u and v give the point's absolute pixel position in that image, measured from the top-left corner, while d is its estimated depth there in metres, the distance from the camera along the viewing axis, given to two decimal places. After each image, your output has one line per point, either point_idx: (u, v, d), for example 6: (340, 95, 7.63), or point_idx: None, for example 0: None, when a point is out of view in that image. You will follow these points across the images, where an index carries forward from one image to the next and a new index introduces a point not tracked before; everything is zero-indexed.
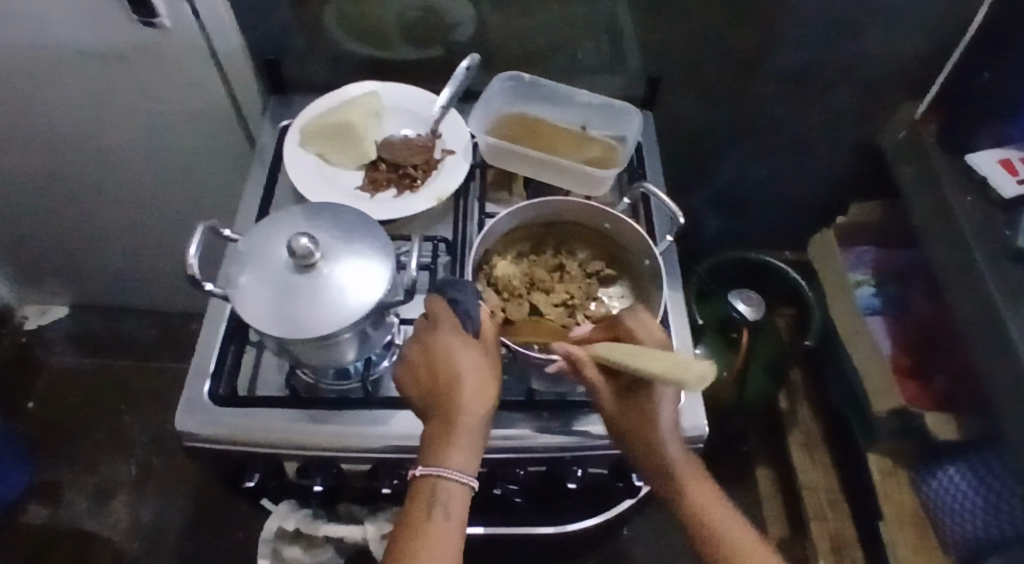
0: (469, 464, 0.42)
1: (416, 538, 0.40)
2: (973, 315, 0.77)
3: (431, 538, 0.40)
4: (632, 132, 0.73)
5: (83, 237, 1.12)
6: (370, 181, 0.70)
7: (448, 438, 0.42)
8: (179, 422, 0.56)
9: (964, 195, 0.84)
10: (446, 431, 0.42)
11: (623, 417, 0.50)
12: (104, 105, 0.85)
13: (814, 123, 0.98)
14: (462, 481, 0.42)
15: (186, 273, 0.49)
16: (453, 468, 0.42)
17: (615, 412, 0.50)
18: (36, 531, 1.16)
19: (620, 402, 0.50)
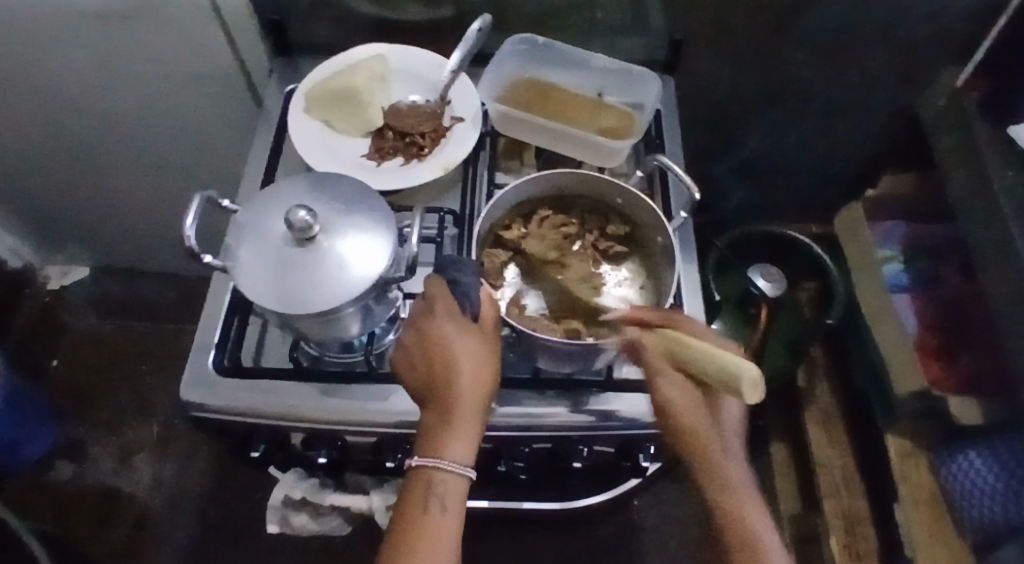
0: (466, 454, 0.42)
1: (414, 531, 0.40)
2: (1008, 298, 0.73)
3: (427, 531, 0.40)
4: (650, 98, 0.70)
5: (99, 200, 1.13)
6: (377, 149, 0.68)
7: (445, 429, 0.42)
8: (184, 394, 0.57)
9: (1004, 167, 0.78)
10: (444, 422, 0.42)
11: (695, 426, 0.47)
12: (109, 66, 0.84)
13: (847, 88, 0.92)
14: (459, 471, 0.41)
15: (183, 244, 0.48)
16: (451, 459, 0.41)
17: (693, 423, 0.47)
18: (63, 486, 1.20)
19: (693, 413, 0.47)
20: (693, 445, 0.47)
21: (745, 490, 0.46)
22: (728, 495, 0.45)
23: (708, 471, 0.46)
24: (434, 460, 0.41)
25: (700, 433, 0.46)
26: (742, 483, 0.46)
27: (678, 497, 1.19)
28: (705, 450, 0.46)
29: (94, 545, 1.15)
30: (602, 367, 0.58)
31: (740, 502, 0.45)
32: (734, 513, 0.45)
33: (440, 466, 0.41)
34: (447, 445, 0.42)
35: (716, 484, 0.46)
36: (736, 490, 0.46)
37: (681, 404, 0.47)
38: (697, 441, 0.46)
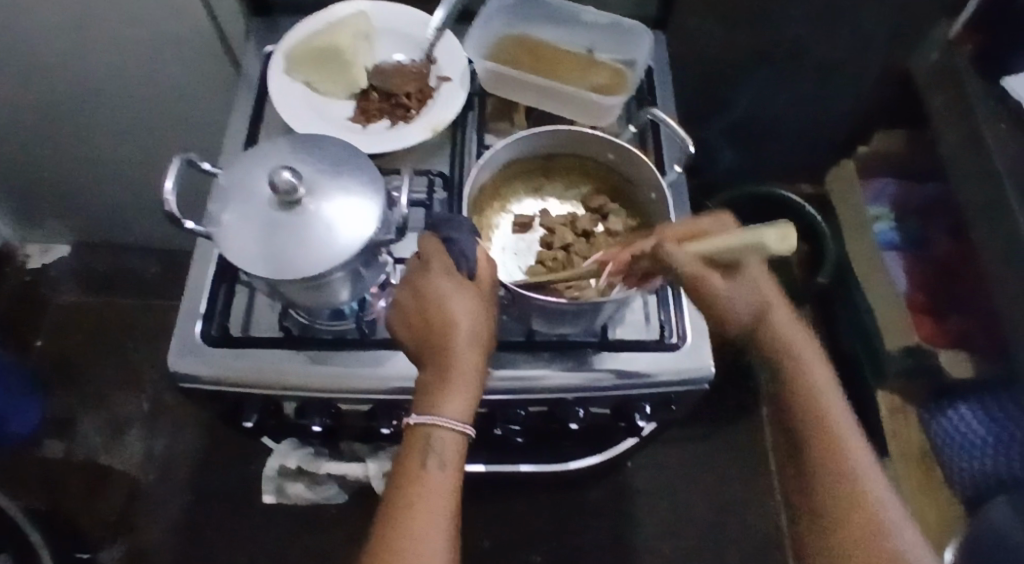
0: (464, 413, 0.41)
1: (412, 487, 0.40)
2: (999, 253, 0.73)
3: (425, 488, 0.40)
4: (642, 55, 0.68)
5: (74, 174, 1.09)
6: (361, 111, 0.66)
7: (442, 386, 0.41)
8: (171, 363, 0.55)
9: (997, 121, 0.77)
10: (441, 379, 0.42)
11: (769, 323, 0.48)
12: (77, 30, 0.80)
13: (840, 44, 0.91)
14: (457, 430, 0.41)
15: (163, 209, 0.46)
16: (449, 417, 0.41)
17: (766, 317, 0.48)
18: (53, 463, 1.20)
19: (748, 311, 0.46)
20: (775, 350, 0.48)
21: (835, 400, 0.47)
22: (812, 401, 0.47)
23: (791, 374, 0.48)
24: (431, 418, 0.41)
25: (780, 330, 0.48)
26: (829, 390, 0.47)
27: (670, 458, 1.20)
28: (794, 356, 0.48)
29: (88, 521, 1.15)
30: (597, 327, 0.58)
31: (825, 410, 0.47)
32: (819, 420, 0.46)
33: (438, 423, 0.41)
34: (445, 402, 0.41)
35: (796, 379, 0.48)
36: (819, 397, 0.47)
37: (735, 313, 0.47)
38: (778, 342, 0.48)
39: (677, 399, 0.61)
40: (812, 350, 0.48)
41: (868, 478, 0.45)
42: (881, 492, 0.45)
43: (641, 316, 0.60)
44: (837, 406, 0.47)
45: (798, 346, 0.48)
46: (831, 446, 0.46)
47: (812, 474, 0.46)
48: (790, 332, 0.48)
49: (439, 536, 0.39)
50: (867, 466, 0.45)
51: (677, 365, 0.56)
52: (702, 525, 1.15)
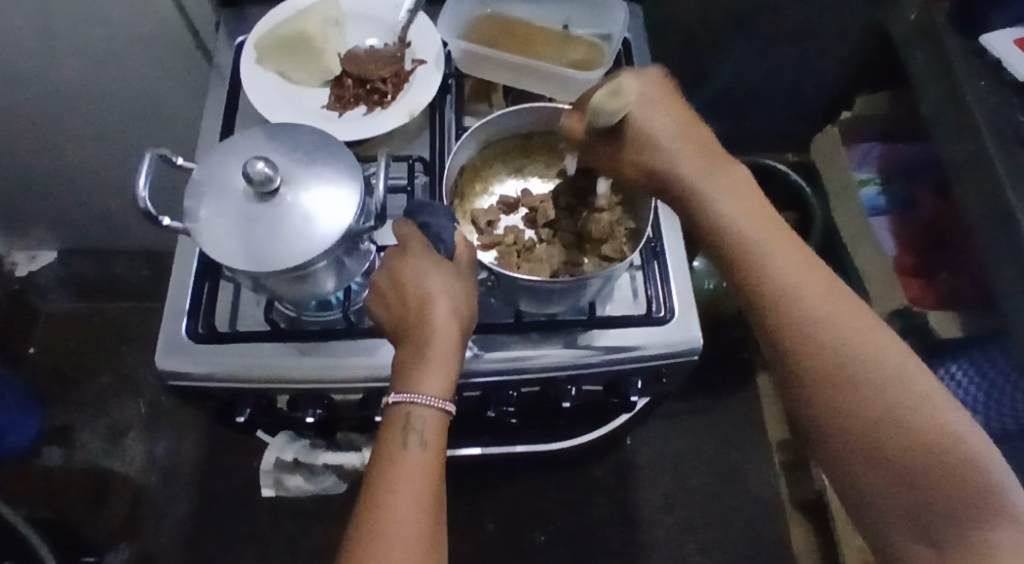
0: (442, 388, 0.43)
1: (393, 466, 0.40)
2: (983, 211, 0.73)
3: (405, 464, 0.40)
4: (618, 27, 0.67)
5: (53, 180, 1.08)
6: (336, 98, 0.65)
7: (418, 362, 0.43)
8: (159, 362, 0.55)
9: (977, 77, 0.77)
10: (418, 356, 0.43)
11: (728, 229, 0.43)
12: (42, 30, 0.78)
13: (818, 8, 0.90)
14: (436, 406, 0.42)
15: (138, 207, 0.45)
16: (426, 393, 0.42)
17: (720, 216, 0.43)
18: (54, 471, 1.20)
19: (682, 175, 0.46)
20: (743, 269, 0.41)
21: (835, 314, 0.38)
22: (803, 324, 0.38)
23: (771, 296, 0.39)
24: (409, 395, 0.42)
25: (739, 233, 0.42)
26: (821, 301, 0.38)
27: (668, 432, 1.21)
28: (766, 271, 0.40)
29: (93, 525, 1.15)
30: (584, 305, 0.58)
31: (827, 329, 0.37)
32: (819, 343, 0.37)
33: (417, 400, 0.42)
34: (422, 378, 0.42)
35: (758, 292, 0.40)
36: (810, 315, 0.38)
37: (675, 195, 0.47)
38: (743, 259, 0.41)
39: (668, 372, 0.61)
40: (787, 258, 0.40)
41: (908, 392, 0.35)
42: (926, 403, 0.34)
43: (628, 293, 0.60)
44: (840, 318, 0.38)
45: (769, 258, 0.40)
46: (843, 369, 0.36)
47: (846, 436, 0.35)
48: (755, 241, 0.41)
49: (421, 512, 0.39)
50: (899, 377, 0.35)
51: (665, 338, 0.57)
52: (703, 496, 1.16)
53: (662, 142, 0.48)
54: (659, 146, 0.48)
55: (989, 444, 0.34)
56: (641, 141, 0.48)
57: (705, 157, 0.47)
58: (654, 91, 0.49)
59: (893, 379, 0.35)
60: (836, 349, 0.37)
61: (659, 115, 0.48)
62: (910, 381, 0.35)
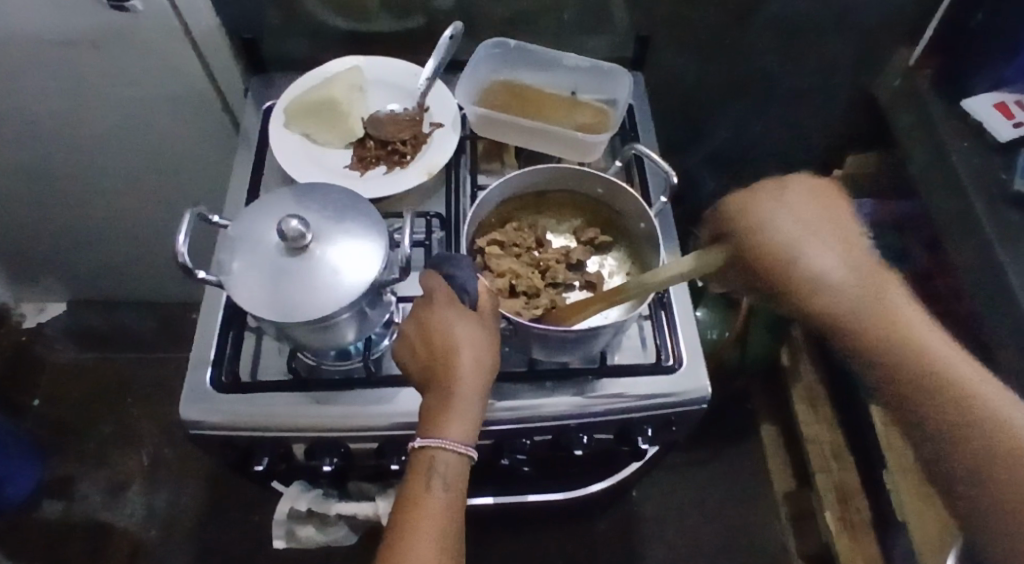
0: (466, 435, 0.44)
1: (416, 510, 0.42)
2: (970, 265, 0.77)
3: (428, 508, 0.42)
4: (623, 94, 0.72)
5: (72, 234, 1.11)
6: (358, 159, 0.69)
7: (444, 411, 0.44)
8: (183, 411, 0.57)
9: (960, 139, 0.83)
10: (443, 405, 0.45)
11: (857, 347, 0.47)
12: (77, 94, 0.83)
13: (807, 75, 0.96)
14: (460, 452, 0.44)
15: (177, 261, 0.48)
16: (450, 440, 0.44)
17: (852, 308, 0.46)
18: (52, 525, 1.18)
19: (829, 286, 0.46)
20: (896, 361, 0.45)
21: (952, 359, 0.45)
22: (958, 393, 0.43)
23: (921, 377, 0.44)
24: (435, 441, 0.44)
25: (869, 335, 0.46)
26: (939, 350, 0.45)
27: (675, 485, 1.20)
28: (899, 342, 0.45)
29: None
30: (595, 354, 0.60)
31: (970, 392, 0.43)
32: (983, 412, 0.42)
33: (441, 446, 0.43)
34: (448, 425, 0.44)
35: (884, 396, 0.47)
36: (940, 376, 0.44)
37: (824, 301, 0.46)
38: (884, 342, 0.45)
39: (677, 420, 0.62)
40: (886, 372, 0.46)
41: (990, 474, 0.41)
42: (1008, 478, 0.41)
43: (637, 342, 0.62)
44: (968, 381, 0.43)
45: (901, 334, 0.45)
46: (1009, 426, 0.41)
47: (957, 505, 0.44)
48: (877, 325, 0.46)
49: (444, 553, 0.41)
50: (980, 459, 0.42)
51: (674, 387, 0.58)
52: (711, 549, 1.15)
53: (809, 250, 0.46)
54: (806, 260, 0.46)
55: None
56: (780, 241, 0.46)
57: (834, 242, 0.47)
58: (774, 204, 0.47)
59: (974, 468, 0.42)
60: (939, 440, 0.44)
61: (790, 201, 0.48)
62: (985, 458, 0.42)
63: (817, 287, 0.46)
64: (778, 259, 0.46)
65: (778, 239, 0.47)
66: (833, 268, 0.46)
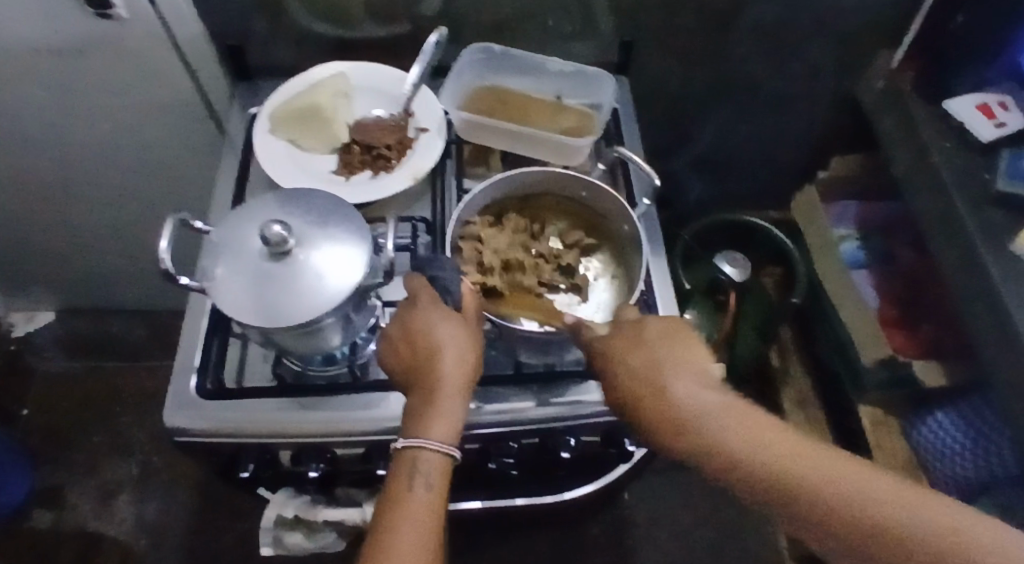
0: (450, 435, 0.44)
1: (398, 509, 0.42)
2: (955, 265, 0.78)
3: (410, 508, 0.42)
4: (607, 98, 0.72)
5: (59, 243, 1.10)
6: (344, 164, 0.69)
7: (426, 411, 0.45)
8: (167, 418, 0.56)
9: (942, 140, 0.84)
10: (426, 405, 0.45)
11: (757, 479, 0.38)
12: (63, 103, 0.83)
13: (792, 78, 0.97)
14: (442, 451, 0.44)
15: (159, 267, 0.48)
16: (433, 439, 0.44)
17: (744, 449, 0.38)
18: (42, 536, 1.17)
19: (712, 429, 0.39)
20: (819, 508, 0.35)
21: (911, 500, 0.33)
22: (906, 536, 0.32)
23: (856, 516, 0.34)
24: (417, 440, 0.44)
25: (781, 481, 0.36)
26: (899, 496, 0.34)
27: (667, 488, 1.20)
28: (823, 485, 0.35)
29: None
30: (582, 357, 0.60)
31: (928, 528, 0.32)
32: (940, 548, 0.32)
33: (423, 446, 0.44)
34: (430, 424, 0.44)
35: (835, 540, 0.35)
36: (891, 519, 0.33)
37: (712, 449, 0.38)
38: (797, 490, 0.36)
39: None
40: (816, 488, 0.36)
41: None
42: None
43: None
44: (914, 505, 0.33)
45: (806, 467, 0.36)
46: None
47: None
48: (791, 464, 0.37)
49: (425, 552, 0.41)
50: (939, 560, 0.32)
51: None
52: (704, 552, 1.15)
53: (679, 388, 0.41)
54: (683, 403, 0.40)
55: None
56: (653, 383, 0.42)
57: (711, 387, 0.41)
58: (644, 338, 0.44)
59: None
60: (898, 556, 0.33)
61: (657, 339, 0.44)
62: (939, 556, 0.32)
63: (697, 430, 0.39)
64: (660, 405, 0.41)
65: (648, 378, 0.42)
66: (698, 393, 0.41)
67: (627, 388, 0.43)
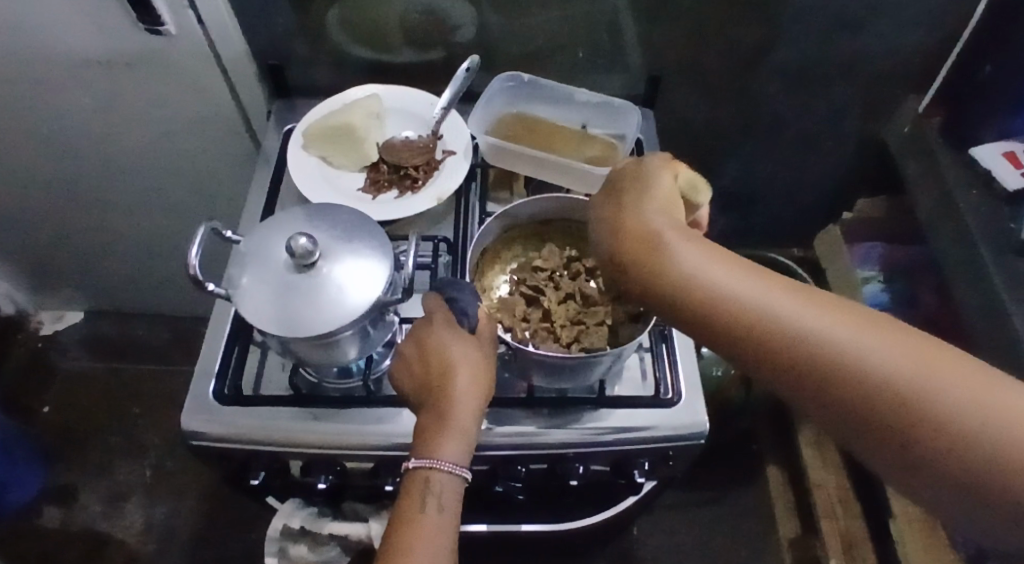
0: (461, 457, 0.45)
1: (410, 532, 0.43)
2: (977, 313, 0.76)
3: (425, 530, 0.43)
4: (631, 129, 0.74)
5: (93, 246, 1.14)
6: (372, 182, 0.71)
7: (439, 431, 0.45)
8: (184, 421, 0.58)
9: (968, 188, 0.83)
10: (439, 425, 0.46)
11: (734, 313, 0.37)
12: (108, 113, 0.87)
13: (819, 120, 0.97)
14: (454, 472, 0.45)
15: (188, 274, 0.49)
16: (446, 461, 0.45)
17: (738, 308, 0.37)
18: (52, 532, 1.19)
19: (714, 288, 0.38)
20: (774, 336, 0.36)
21: (906, 350, 0.33)
22: (924, 400, 0.31)
23: (864, 379, 0.33)
24: (430, 461, 0.45)
25: (788, 349, 0.35)
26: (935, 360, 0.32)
27: (676, 524, 1.18)
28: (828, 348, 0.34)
29: None
30: (595, 384, 0.60)
31: (918, 369, 0.32)
32: (934, 402, 0.31)
33: (436, 467, 0.45)
34: (443, 446, 0.45)
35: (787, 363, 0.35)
36: (896, 379, 0.32)
37: (724, 316, 0.37)
38: (799, 350, 0.35)
39: (674, 456, 0.62)
40: (784, 302, 0.36)
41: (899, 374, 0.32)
42: (921, 374, 0.32)
43: (637, 373, 0.62)
44: (939, 366, 0.31)
45: (811, 324, 0.35)
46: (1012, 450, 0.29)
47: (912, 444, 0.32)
48: (771, 308, 0.36)
49: None
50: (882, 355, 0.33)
51: (673, 421, 0.58)
52: None
53: (685, 252, 0.39)
54: (684, 273, 0.38)
55: (988, 385, 0.31)
56: (653, 239, 0.40)
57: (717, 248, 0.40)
58: (635, 195, 0.44)
59: (876, 373, 0.33)
60: (839, 367, 0.34)
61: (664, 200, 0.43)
62: (887, 354, 0.33)
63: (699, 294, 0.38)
64: (655, 266, 0.39)
65: (636, 233, 0.41)
66: (682, 245, 0.39)
67: (631, 250, 0.41)
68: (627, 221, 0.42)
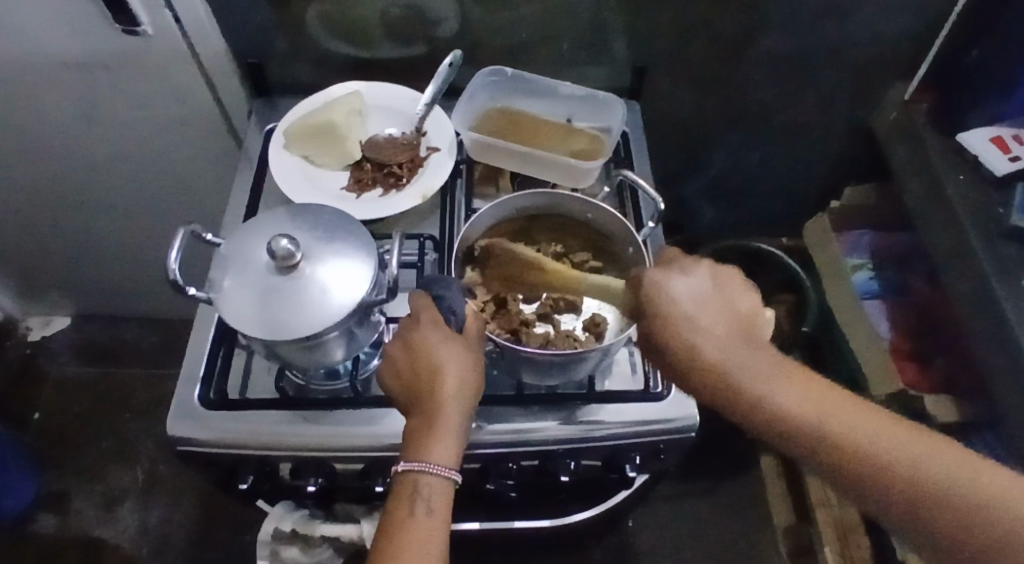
0: (451, 459, 0.45)
1: (399, 536, 0.42)
2: (967, 299, 0.76)
3: (415, 533, 0.43)
4: (617, 122, 0.73)
5: (78, 251, 1.13)
6: (356, 181, 0.70)
7: (429, 433, 0.45)
8: (170, 428, 0.57)
9: (957, 173, 0.83)
10: (428, 428, 0.45)
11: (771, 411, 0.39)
12: (87, 115, 0.85)
13: (806, 108, 0.97)
14: (443, 474, 0.44)
15: (168, 278, 0.49)
16: (436, 463, 0.44)
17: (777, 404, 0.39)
18: (46, 539, 1.18)
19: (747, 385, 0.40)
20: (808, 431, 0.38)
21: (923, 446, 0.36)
22: (946, 495, 0.35)
23: (894, 473, 0.36)
24: (420, 464, 0.44)
25: (780, 406, 0.39)
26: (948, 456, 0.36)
27: (672, 515, 1.19)
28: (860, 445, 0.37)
29: None
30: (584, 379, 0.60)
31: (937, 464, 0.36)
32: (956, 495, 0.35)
33: (426, 469, 0.44)
34: (432, 448, 0.45)
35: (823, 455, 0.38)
36: (921, 474, 0.35)
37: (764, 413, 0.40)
38: (831, 443, 0.38)
39: (665, 449, 0.62)
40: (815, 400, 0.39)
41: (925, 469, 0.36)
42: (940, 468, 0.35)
43: (627, 368, 0.62)
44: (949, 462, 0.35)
45: (845, 425, 0.38)
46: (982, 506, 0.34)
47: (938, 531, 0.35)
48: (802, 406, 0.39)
49: None
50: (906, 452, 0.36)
51: (663, 415, 0.58)
52: None
53: (724, 349, 0.42)
54: (690, 331, 0.43)
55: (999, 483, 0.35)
56: (691, 341, 0.43)
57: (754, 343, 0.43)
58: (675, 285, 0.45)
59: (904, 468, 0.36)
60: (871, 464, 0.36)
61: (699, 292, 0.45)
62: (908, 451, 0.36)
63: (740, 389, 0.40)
64: (680, 341, 0.43)
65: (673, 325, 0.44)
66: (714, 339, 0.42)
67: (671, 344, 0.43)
68: (668, 312, 0.44)
